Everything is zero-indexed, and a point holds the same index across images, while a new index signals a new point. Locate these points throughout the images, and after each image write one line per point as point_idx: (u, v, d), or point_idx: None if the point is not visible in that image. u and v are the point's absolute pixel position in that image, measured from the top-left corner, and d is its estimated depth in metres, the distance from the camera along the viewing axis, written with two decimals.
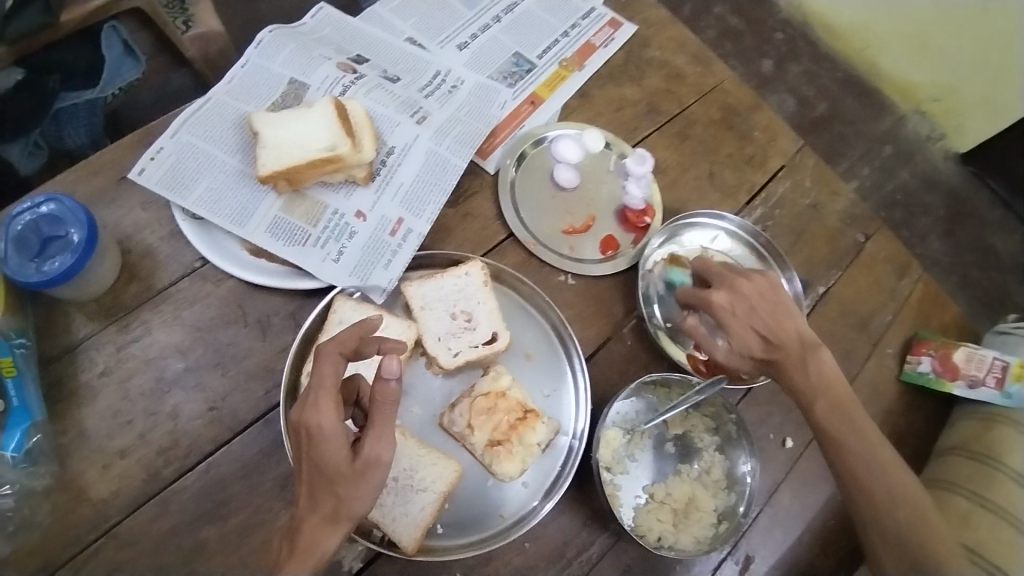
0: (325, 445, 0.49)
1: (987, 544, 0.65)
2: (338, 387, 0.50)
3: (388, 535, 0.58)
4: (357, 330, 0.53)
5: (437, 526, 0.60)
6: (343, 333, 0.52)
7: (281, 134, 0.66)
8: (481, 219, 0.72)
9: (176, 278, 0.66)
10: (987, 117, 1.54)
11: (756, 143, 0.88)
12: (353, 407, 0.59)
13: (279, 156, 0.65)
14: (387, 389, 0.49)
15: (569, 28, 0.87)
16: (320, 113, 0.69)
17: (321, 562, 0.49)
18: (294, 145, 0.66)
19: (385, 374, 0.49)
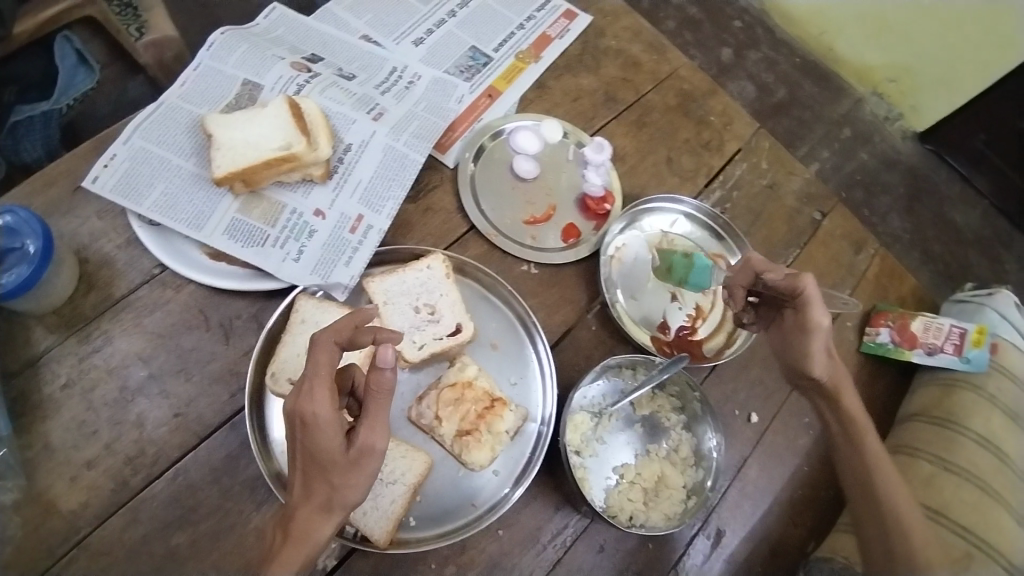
0: (324, 434, 0.49)
1: (954, 506, 0.69)
2: (334, 374, 0.50)
3: (360, 530, 0.58)
4: (350, 319, 0.52)
5: (409, 519, 0.60)
6: (338, 322, 0.52)
7: (236, 135, 0.66)
8: (442, 213, 0.73)
9: (135, 285, 0.65)
10: (942, 96, 1.58)
11: (714, 128, 0.89)
12: (348, 396, 0.59)
13: (234, 158, 0.64)
14: (381, 379, 0.49)
15: (524, 21, 0.88)
16: (274, 113, 0.68)
17: (315, 550, 0.50)
18: (248, 145, 0.65)
19: (379, 364, 0.49)
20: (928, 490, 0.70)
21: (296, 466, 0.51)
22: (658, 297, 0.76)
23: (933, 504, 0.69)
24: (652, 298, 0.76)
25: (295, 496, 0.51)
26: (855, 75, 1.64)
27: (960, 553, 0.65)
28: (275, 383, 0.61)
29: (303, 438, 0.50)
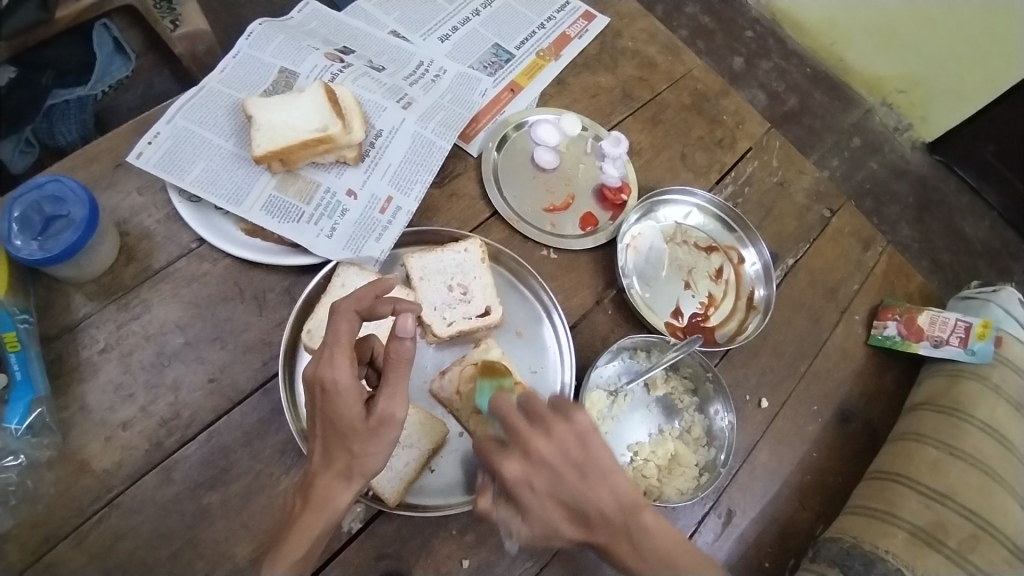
0: (339, 402, 0.51)
1: (959, 489, 0.71)
2: (353, 343, 0.53)
3: (373, 488, 0.60)
4: (369, 291, 0.57)
5: (419, 486, 0.63)
6: (359, 292, 0.56)
7: (275, 117, 0.69)
8: (465, 199, 0.76)
9: (173, 258, 0.68)
10: (951, 109, 1.62)
11: (726, 127, 0.92)
12: (366, 367, 0.61)
13: (273, 138, 0.68)
14: (401, 348, 0.52)
15: (545, 21, 0.92)
16: (311, 98, 0.72)
17: (335, 515, 0.52)
18: (286, 127, 0.69)
19: (399, 334, 0.52)
20: (935, 473, 0.72)
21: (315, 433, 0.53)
22: (671, 285, 0.79)
23: (940, 487, 0.71)
24: (666, 286, 0.78)
25: (315, 465, 0.53)
26: (865, 85, 1.67)
27: (965, 533, 0.68)
28: (311, 340, 0.64)
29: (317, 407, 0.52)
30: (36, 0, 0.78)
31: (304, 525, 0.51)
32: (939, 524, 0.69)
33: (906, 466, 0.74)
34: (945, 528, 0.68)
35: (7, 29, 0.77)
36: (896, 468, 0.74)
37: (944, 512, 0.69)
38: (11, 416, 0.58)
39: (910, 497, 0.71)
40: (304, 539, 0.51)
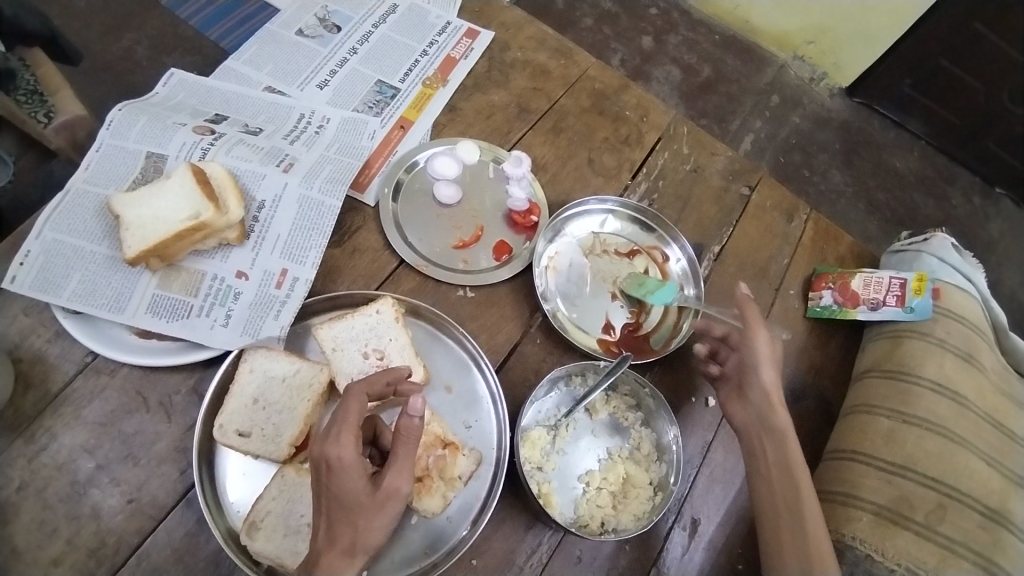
0: (344, 473, 0.48)
1: (917, 458, 0.72)
2: (361, 419, 0.50)
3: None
4: (380, 376, 0.55)
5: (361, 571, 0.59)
6: (370, 377, 0.55)
7: (143, 211, 0.65)
8: (369, 253, 0.72)
9: (70, 376, 0.64)
10: (859, 52, 1.64)
11: (630, 122, 0.90)
12: (370, 447, 0.60)
13: (144, 235, 0.64)
14: (410, 426, 0.50)
15: (427, 46, 0.89)
16: (180, 181, 0.68)
17: None
18: (156, 219, 0.65)
19: (409, 412, 0.49)
20: (891, 445, 0.72)
21: (325, 506, 0.50)
22: (598, 299, 0.76)
23: (898, 460, 0.71)
24: (593, 301, 0.76)
25: (320, 540, 0.49)
26: (775, 42, 1.70)
27: (930, 503, 0.69)
28: (223, 436, 0.59)
29: (323, 481, 0.49)
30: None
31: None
32: (903, 499, 0.69)
33: (861, 441, 0.73)
34: (909, 502, 0.69)
35: None
36: (850, 444, 0.73)
37: (905, 486, 0.70)
38: None
39: (869, 475, 0.70)
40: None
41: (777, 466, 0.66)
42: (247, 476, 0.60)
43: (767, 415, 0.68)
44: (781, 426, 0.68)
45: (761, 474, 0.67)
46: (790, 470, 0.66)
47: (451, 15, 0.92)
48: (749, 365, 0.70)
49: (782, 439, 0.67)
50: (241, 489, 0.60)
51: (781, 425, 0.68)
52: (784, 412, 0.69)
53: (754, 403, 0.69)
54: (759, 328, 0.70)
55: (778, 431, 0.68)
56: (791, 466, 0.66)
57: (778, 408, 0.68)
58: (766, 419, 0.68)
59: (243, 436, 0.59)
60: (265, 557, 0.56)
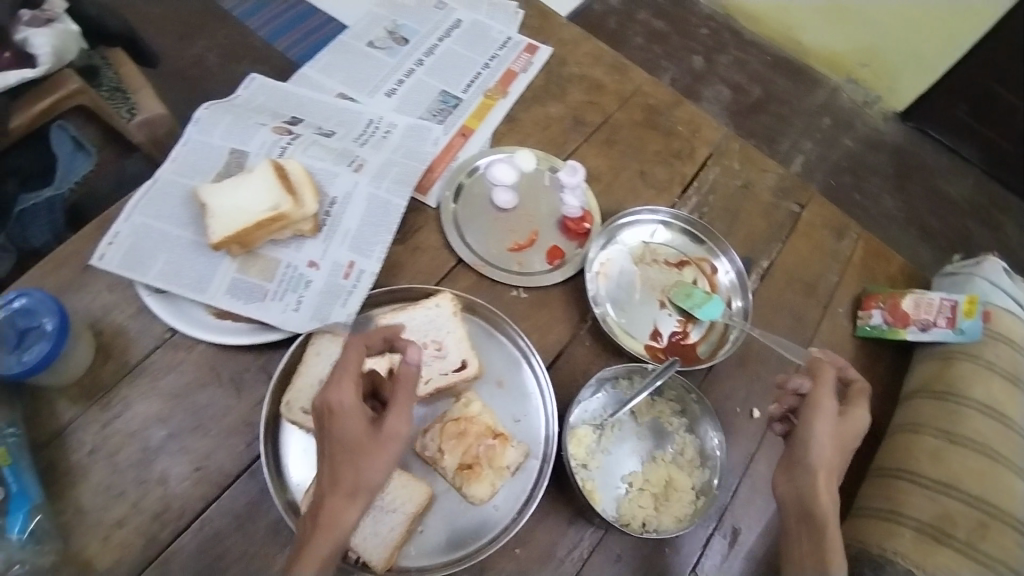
0: (346, 418, 0.52)
1: (962, 476, 0.71)
2: (360, 371, 0.54)
3: (360, 555, 0.59)
4: (378, 332, 0.59)
5: (409, 548, 0.62)
6: (369, 333, 0.58)
7: (227, 202, 0.71)
8: (430, 251, 0.76)
9: (148, 350, 0.68)
10: (914, 75, 1.63)
11: (682, 137, 0.93)
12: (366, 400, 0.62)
13: (228, 223, 0.69)
14: (409, 371, 0.54)
15: (489, 59, 0.93)
16: (260, 176, 0.73)
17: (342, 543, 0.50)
18: (238, 210, 0.70)
19: (407, 359, 0.54)
20: (936, 463, 0.72)
21: (330, 454, 0.52)
22: (647, 306, 0.78)
23: (941, 477, 0.71)
24: (641, 308, 0.78)
25: (324, 488, 0.51)
26: (827, 64, 1.71)
27: (974, 522, 0.69)
28: (289, 413, 0.64)
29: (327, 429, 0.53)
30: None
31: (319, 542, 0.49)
32: (945, 516, 0.69)
33: (907, 459, 0.74)
34: (951, 519, 0.69)
35: None
36: (897, 462, 0.74)
37: (949, 503, 0.70)
38: (11, 525, 0.57)
39: (914, 492, 0.71)
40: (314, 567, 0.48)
41: (810, 541, 0.61)
42: (308, 453, 0.64)
43: (809, 495, 0.62)
44: (824, 513, 0.61)
45: (793, 560, 0.61)
46: (822, 544, 0.60)
47: (512, 30, 0.96)
48: (803, 440, 0.64)
49: (821, 525, 0.61)
50: (302, 466, 0.64)
51: (823, 512, 0.61)
52: (830, 497, 0.62)
53: (799, 479, 0.63)
54: (824, 402, 0.64)
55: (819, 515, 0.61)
56: (827, 557, 0.59)
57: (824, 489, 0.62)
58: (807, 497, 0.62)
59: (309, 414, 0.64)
60: None
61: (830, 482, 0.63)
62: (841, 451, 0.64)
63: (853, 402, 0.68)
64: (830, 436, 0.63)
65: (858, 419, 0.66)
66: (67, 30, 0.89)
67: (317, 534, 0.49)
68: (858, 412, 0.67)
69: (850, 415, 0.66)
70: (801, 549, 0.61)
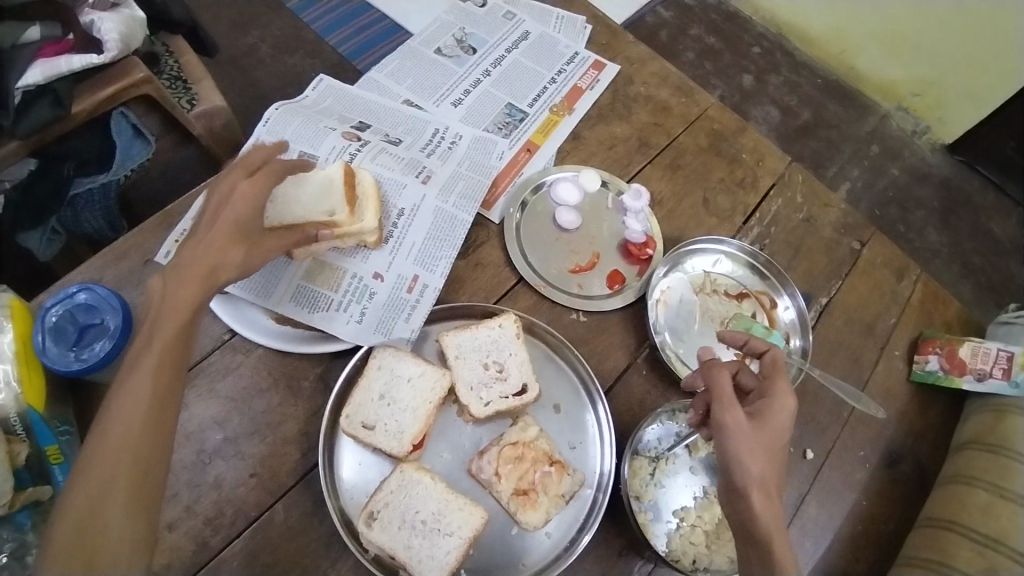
0: (245, 197, 0.61)
1: (1012, 533, 0.69)
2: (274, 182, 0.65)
3: None
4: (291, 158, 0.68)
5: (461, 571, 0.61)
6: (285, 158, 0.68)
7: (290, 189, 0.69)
8: (491, 267, 0.75)
9: (207, 351, 0.68)
10: (967, 108, 1.61)
11: (746, 165, 0.91)
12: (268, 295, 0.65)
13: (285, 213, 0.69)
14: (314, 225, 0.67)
15: (556, 74, 0.93)
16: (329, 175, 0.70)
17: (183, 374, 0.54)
18: (297, 206, 0.69)
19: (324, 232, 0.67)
20: (986, 518, 0.70)
21: (211, 229, 0.59)
22: (705, 337, 0.77)
23: (990, 533, 0.69)
24: (700, 339, 0.77)
25: (191, 253, 0.57)
26: (878, 91, 1.68)
27: None
28: (350, 426, 0.63)
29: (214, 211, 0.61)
30: (50, 98, 0.76)
31: (157, 349, 0.53)
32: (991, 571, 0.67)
33: (958, 512, 0.72)
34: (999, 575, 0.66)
35: (23, 129, 0.75)
36: (948, 514, 0.72)
37: (996, 559, 0.67)
38: None
39: (962, 544, 0.69)
40: (153, 374, 0.52)
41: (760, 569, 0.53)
42: (363, 467, 0.64)
43: (748, 522, 0.54)
44: (766, 533, 0.53)
45: None
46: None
47: (579, 46, 0.96)
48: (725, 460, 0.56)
49: (766, 548, 0.53)
50: (358, 479, 0.63)
51: (764, 533, 0.53)
52: (768, 517, 0.54)
53: (737, 507, 0.56)
54: (728, 402, 0.57)
55: (762, 543, 0.53)
56: None
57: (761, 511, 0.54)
58: (746, 525, 0.54)
59: (368, 428, 0.63)
60: (377, 546, 0.59)
61: (768, 495, 0.55)
62: (773, 457, 0.56)
63: (774, 389, 0.60)
64: (750, 445, 0.56)
65: (784, 408, 0.58)
66: (133, 15, 0.83)
67: (157, 333, 0.54)
68: (781, 398, 0.59)
69: (764, 403, 0.59)
70: (755, 575, 0.53)
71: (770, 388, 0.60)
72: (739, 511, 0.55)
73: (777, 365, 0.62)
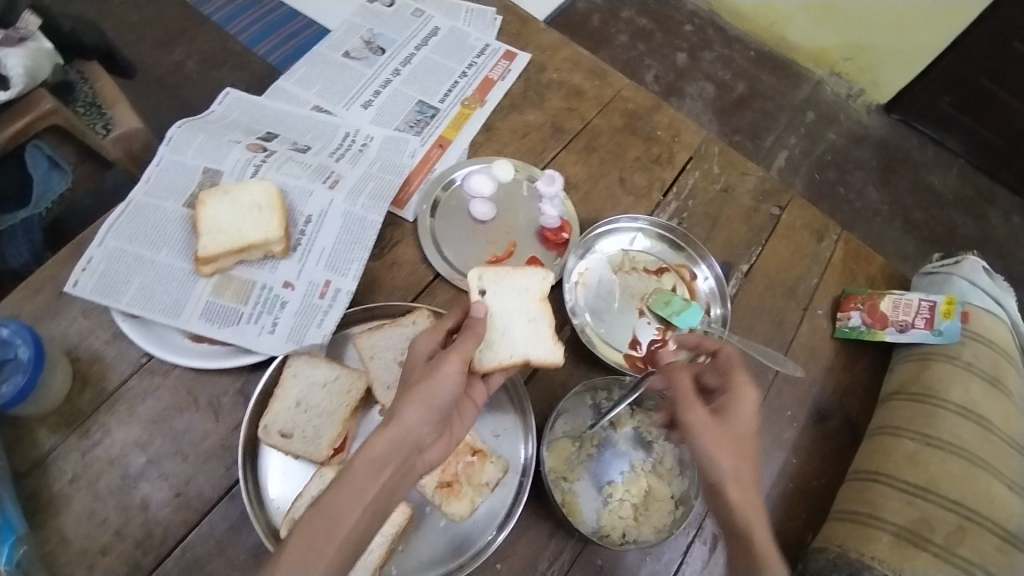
0: (447, 397, 0.55)
1: (941, 480, 0.71)
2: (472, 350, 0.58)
3: None
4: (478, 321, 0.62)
5: (389, 568, 0.62)
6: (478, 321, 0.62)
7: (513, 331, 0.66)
8: (406, 266, 0.76)
9: (125, 376, 0.68)
10: (896, 68, 1.63)
11: (662, 142, 0.93)
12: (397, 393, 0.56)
13: (531, 344, 0.66)
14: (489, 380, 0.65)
15: (467, 68, 0.93)
16: (501, 294, 0.68)
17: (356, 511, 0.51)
18: (526, 328, 0.67)
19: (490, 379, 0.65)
20: (914, 468, 0.72)
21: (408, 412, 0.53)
22: (627, 315, 0.78)
23: (921, 483, 0.71)
24: (621, 316, 0.78)
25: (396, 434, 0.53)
26: (811, 58, 1.71)
27: (952, 527, 0.68)
28: (266, 436, 0.63)
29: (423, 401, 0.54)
30: None
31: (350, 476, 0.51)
32: (924, 521, 0.68)
33: (884, 463, 0.72)
34: (931, 524, 0.68)
35: None
36: (874, 465, 0.73)
37: (927, 508, 0.69)
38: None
39: (892, 496, 0.70)
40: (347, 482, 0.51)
41: (745, 559, 0.56)
42: (287, 475, 0.64)
43: (729, 515, 0.57)
44: (745, 521, 0.56)
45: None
46: (756, 566, 0.55)
47: (490, 38, 0.96)
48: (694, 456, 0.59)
49: (748, 537, 0.56)
50: (281, 487, 0.63)
51: (743, 523, 0.56)
52: (751, 506, 0.57)
53: (715, 498, 0.59)
54: (687, 399, 0.60)
55: (744, 531, 0.56)
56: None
57: (740, 505, 0.57)
58: (729, 518, 0.58)
59: (285, 436, 0.63)
60: None
61: (744, 486, 0.57)
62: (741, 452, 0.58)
63: (736, 381, 0.61)
64: (715, 444, 0.57)
65: (746, 400, 0.60)
66: (39, 47, 0.83)
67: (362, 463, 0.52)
68: (743, 391, 0.60)
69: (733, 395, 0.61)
70: (739, 562, 0.57)
71: (730, 382, 0.61)
72: (719, 505, 0.59)
73: (731, 360, 0.62)
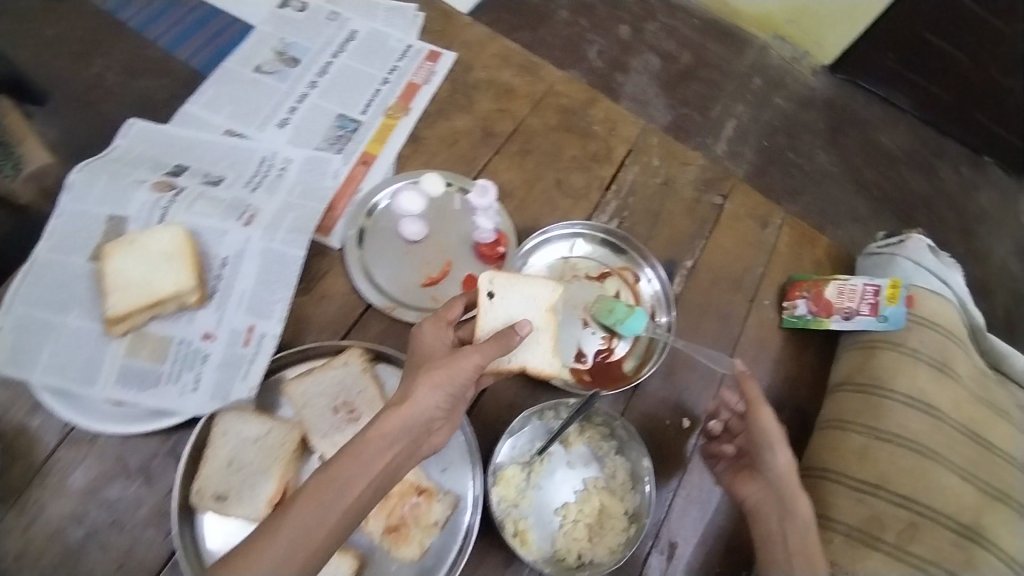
0: (462, 382, 0.55)
1: (890, 475, 0.70)
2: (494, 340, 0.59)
3: None
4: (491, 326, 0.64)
5: None
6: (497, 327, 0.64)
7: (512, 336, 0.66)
8: (336, 298, 0.73)
9: (52, 446, 0.64)
10: (840, 33, 1.59)
11: (599, 137, 0.89)
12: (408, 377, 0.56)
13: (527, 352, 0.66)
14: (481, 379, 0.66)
15: (388, 73, 0.88)
16: (506, 299, 0.66)
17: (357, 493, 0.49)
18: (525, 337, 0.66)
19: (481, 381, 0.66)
20: (863, 463, 0.71)
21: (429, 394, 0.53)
22: (570, 326, 0.75)
23: (871, 479, 0.70)
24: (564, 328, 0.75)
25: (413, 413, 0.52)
26: (755, 24, 1.67)
27: (903, 524, 0.68)
28: (200, 499, 0.60)
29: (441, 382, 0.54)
30: None
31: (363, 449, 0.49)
32: (874, 520, 0.68)
33: (833, 459, 0.72)
34: (881, 522, 0.68)
35: None
36: (824, 461, 0.73)
37: (878, 505, 0.68)
38: None
39: (841, 494, 0.69)
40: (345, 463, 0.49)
41: (795, 538, 0.63)
42: (229, 535, 0.61)
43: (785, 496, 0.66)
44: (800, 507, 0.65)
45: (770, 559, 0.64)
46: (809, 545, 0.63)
47: (411, 38, 0.91)
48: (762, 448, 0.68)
49: (796, 517, 0.64)
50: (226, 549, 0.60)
51: (798, 504, 0.65)
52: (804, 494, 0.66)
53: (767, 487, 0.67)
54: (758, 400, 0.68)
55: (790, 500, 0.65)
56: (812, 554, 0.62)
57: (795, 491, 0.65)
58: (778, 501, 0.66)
59: (219, 499, 0.60)
60: None
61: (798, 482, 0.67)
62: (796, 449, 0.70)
63: None
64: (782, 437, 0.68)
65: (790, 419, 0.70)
66: None
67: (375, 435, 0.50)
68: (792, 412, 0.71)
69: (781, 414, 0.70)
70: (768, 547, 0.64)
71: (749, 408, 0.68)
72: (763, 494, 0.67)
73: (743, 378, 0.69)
